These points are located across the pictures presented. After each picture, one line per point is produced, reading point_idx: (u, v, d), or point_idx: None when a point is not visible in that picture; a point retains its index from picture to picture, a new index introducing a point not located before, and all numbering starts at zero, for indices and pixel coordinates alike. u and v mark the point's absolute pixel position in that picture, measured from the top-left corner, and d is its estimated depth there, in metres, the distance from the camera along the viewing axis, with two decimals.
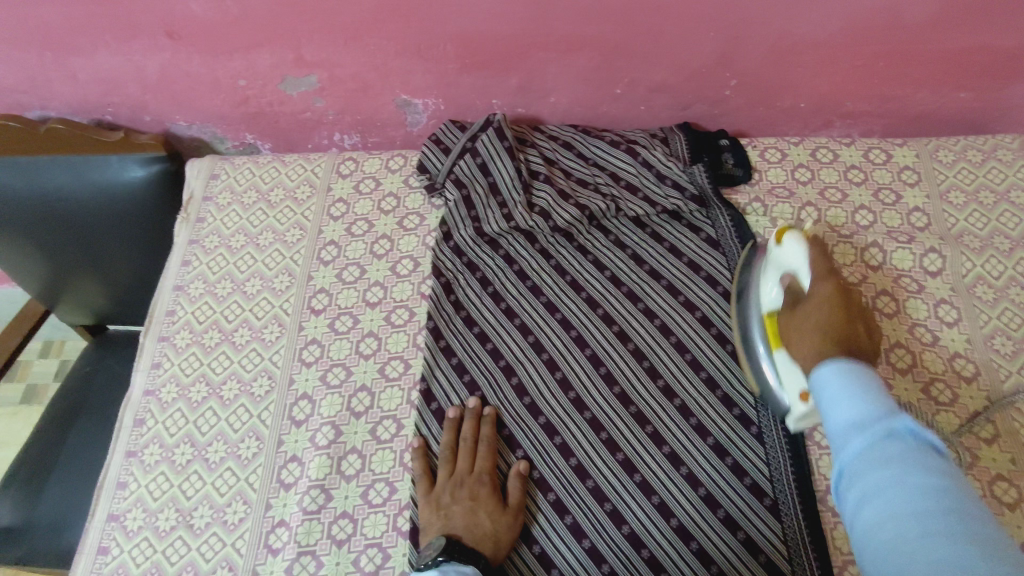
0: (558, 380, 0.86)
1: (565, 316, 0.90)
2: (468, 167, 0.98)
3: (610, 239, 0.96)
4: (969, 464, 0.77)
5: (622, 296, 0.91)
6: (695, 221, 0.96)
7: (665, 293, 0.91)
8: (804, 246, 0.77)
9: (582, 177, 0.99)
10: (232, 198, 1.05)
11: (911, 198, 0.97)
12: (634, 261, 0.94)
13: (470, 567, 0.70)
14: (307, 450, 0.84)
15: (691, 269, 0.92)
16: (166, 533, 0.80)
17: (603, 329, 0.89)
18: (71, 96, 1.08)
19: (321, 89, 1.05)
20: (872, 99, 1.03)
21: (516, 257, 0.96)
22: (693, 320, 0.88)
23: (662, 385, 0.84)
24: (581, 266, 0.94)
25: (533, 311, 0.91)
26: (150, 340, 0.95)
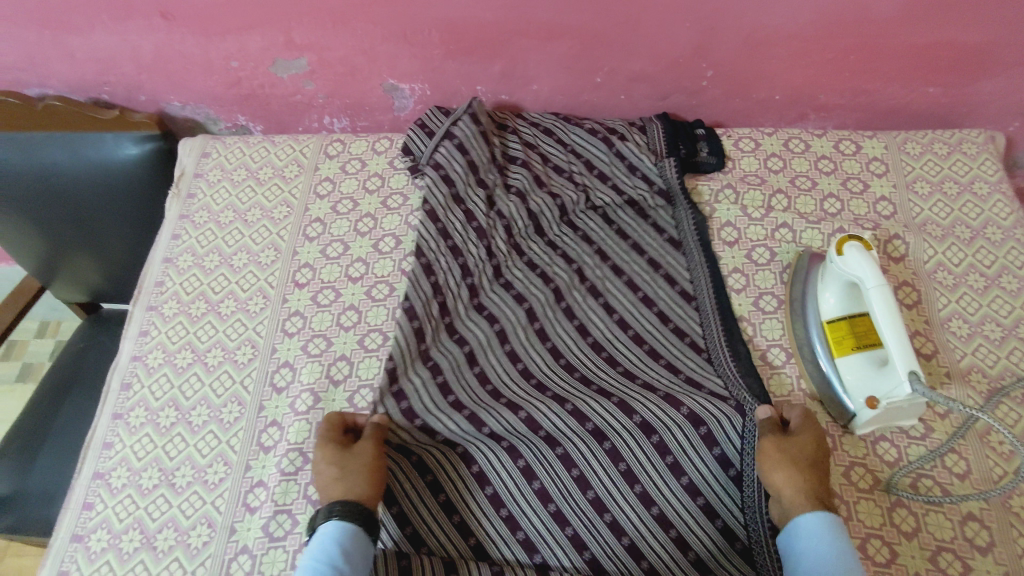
0: (520, 371, 0.88)
1: (530, 305, 0.93)
2: (445, 154, 1.00)
3: (578, 233, 0.99)
4: (921, 434, 0.82)
5: (586, 289, 0.94)
6: (660, 217, 1.00)
7: (626, 288, 0.94)
8: (866, 257, 0.80)
9: (558, 167, 1.03)
10: (222, 175, 1.09)
11: (879, 187, 1.00)
12: (600, 255, 0.97)
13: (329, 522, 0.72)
14: (286, 416, 0.87)
15: (653, 266, 0.95)
16: (148, 491, 0.83)
17: (566, 322, 0.92)
18: (68, 74, 1.12)
19: (311, 72, 1.09)
20: (844, 92, 1.07)
21: (490, 244, 0.97)
22: (652, 313, 0.91)
23: (621, 371, 0.88)
24: (550, 259, 0.97)
25: (501, 302, 0.94)
26: (138, 309, 0.98)
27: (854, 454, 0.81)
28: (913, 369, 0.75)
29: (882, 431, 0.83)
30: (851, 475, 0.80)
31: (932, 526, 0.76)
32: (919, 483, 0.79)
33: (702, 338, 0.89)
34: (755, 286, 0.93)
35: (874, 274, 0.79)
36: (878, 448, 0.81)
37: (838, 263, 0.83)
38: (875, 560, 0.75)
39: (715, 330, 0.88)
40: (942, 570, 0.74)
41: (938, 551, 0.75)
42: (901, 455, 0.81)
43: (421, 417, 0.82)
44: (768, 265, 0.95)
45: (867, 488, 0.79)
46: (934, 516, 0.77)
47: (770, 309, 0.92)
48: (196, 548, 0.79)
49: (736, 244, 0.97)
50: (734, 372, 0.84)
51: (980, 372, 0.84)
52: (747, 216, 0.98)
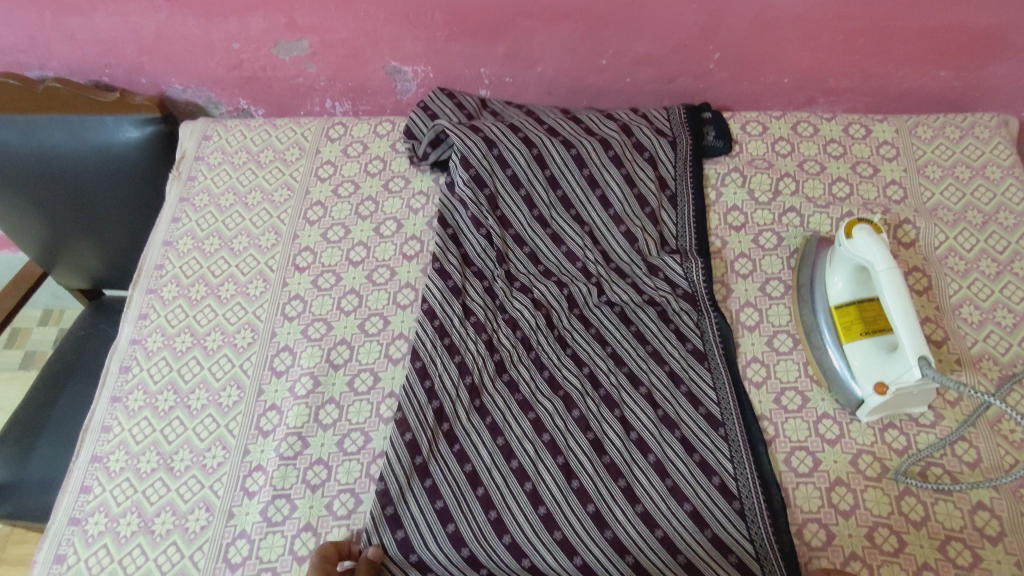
0: (528, 493, 0.77)
1: (539, 417, 0.82)
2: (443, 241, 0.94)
3: (591, 332, 0.88)
4: (931, 422, 0.80)
5: (600, 399, 0.83)
6: (683, 322, 0.88)
7: (645, 404, 0.82)
8: (876, 240, 0.78)
9: (573, 249, 0.94)
10: (223, 157, 1.07)
11: (889, 171, 0.98)
12: (614, 360, 0.86)
13: None
14: (285, 400, 0.86)
15: (674, 381, 0.84)
16: (147, 475, 0.83)
17: (578, 436, 0.80)
18: (69, 57, 1.11)
19: (313, 54, 1.07)
20: (854, 76, 1.04)
21: (498, 346, 0.87)
22: (675, 439, 0.80)
23: (641, 510, 0.75)
24: (560, 360, 0.86)
25: (506, 409, 0.82)
26: (138, 292, 0.97)
27: (861, 442, 0.80)
28: (923, 354, 0.73)
29: (891, 418, 0.81)
30: (858, 462, 0.79)
31: (941, 515, 0.75)
32: (928, 471, 0.78)
33: (733, 478, 0.77)
34: (762, 272, 0.92)
35: (885, 257, 0.77)
36: (887, 436, 0.80)
37: (847, 246, 0.81)
38: (883, 550, 0.74)
39: (750, 481, 0.76)
40: (952, 560, 0.72)
41: (947, 540, 0.74)
42: (909, 443, 0.79)
43: (415, 550, 0.74)
44: (775, 250, 0.93)
45: (875, 476, 0.78)
46: (944, 505, 0.75)
47: (777, 295, 0.90)
48: (193, 532, 0.78)
49: (742, 229, 0.95)
50: (767, 519, 0.74)
51: (992, 359, 0.83)
52: (754, 200, 0.97)
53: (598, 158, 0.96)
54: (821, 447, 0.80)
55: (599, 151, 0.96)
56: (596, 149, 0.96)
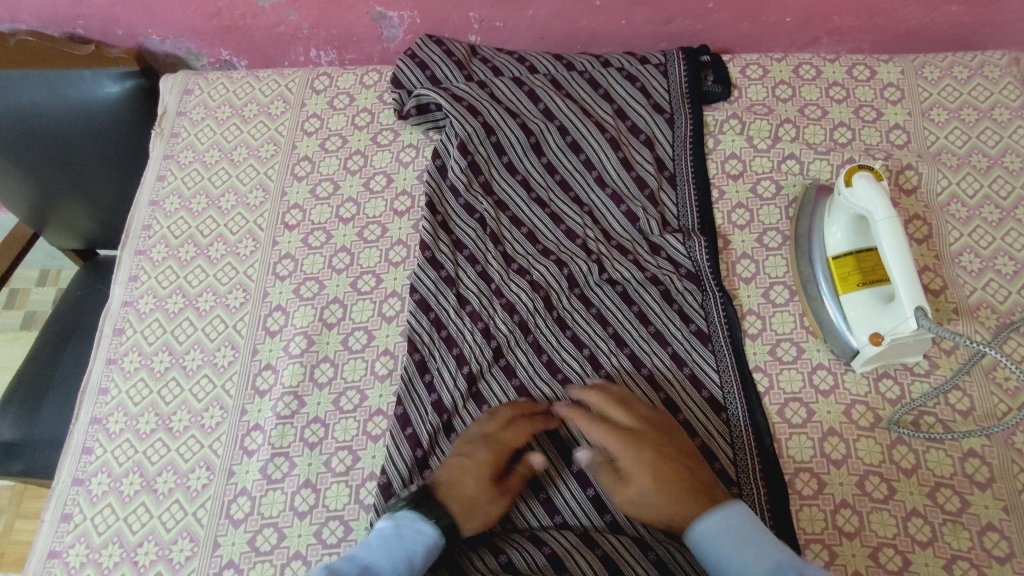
0: (527, 479, 0.78)
1: (536, 402, 0.81)
2: (431, 225, 0.91)
3: (592, 313, 0.86)
4: (925, 372, 0.80)
5: (601, 381, 0.82)
6: (687, 301, 0.85)
7: (648, 386, 0.81)
8: (876, 188, 0.76)
9: (571, 228, 0.91)
10: (206, 112, 1.04)
11: (892, 115, 0.95)
12: (617, 341, 0.84)
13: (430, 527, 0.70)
14: (280, 359, 0.86)
15: (677, 362, 0.82)
16: (146, 435, 0.84)
17: (578, 418, 0.80)
18: (40, 8, 1.06)
19: (293, 0, 1.03)
20: (860, 13, 1.00)
21: (494, 331, 0.85)
22: (678, 422, 0.79)
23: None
24: (559, 343, 0.84)
25: (503, 395, 0.82)
26: (127, 253, 0.96)
27: (855, 393, 0.80)
28: (920, 305, 0.72)
29: (885, 368, 0.81)
30: (852, 413, 0.79)
31: (932, 464, 0.76)
32: (921, 420, 0.78)
33: (734, 462, 0.77)
34: (760, 222, 0.90)
35: (885, 205, 0.75)
36: (881, 386, 0.80)
37: (846, 195, 0.79)
38: (873, 497, 0.75)
39: (750, 467, 0.77)
40: (941, 506, 0.73)
41: (937, 487, 0.74)
42: (903, 392, 0.79)
43: None
44: (773, 199, 0.91)
45: (867, 426, 0.78)
46: (935, 453, 0.76)
47: (774, 246, 0.89)
48: (196, 490, 0.80)
49: (740, 177, 0.93)
50: (762, 496, 0.75)
51: (991, 308, 0.82)
52: (752, 147, 0.94)
53: (593, 141, 0.94)
54: (814, 397, 0.80)
55: (595, 134, 0.94)
56: (592, 133, 0.94)
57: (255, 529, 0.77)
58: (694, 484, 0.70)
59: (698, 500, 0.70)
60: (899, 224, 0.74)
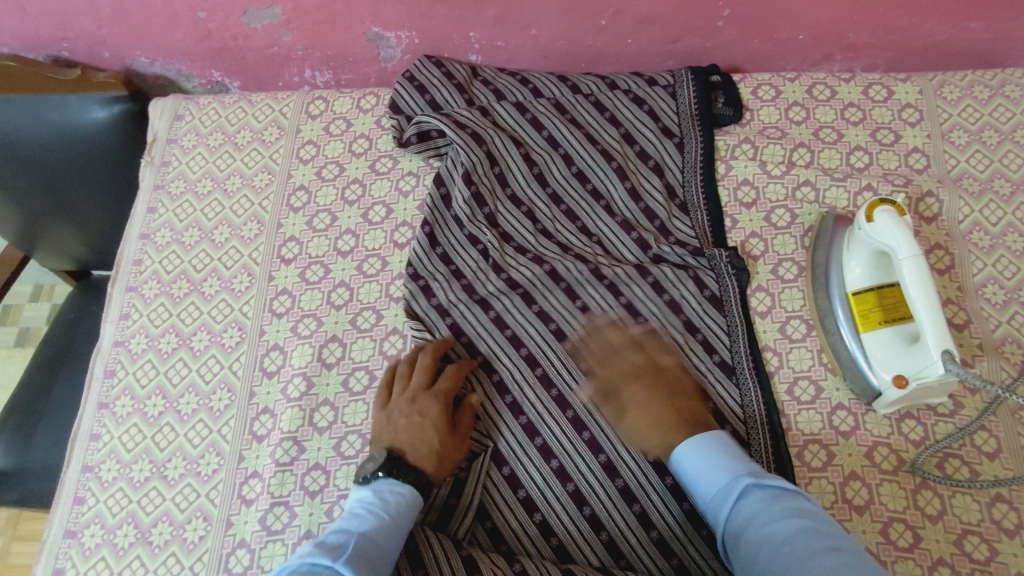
0: (538, 525, 0.75)
1: (546, 443, 0.78)
2: (427, 257, 0.88)
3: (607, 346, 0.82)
4: (950, 411, 0.77)
5: (614, 420, 0.79)
6: (711, 327, 0.82)
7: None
8: (899, 223, 0.73)
9: (582, 256, 0.87)
10: (197, 140, 1.01)
11: (910, 138, 0.92)
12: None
13: (405, 485, 0.70)
14: (279, 402, 0.83)
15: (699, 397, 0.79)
16: (141, 484, 0.80)
17: (590, 460, 0.77)
18: (23, 31, 1.02)
19: (286, 22, 0.99)
20: (876, 30, 0.96)
21: (497, 366, 0.82)
22: None
23: (656, 536, 0.73)
24: (570, 378, 0.81)
25: (511, 436, 0.79)
26: (118, 290, 0.92)
27: (877, 434, 0.77)
28: (948, 348, 0.69)
29: (908, 408, 0.78)
30: (873, 455, 0.76)
31: (958, 509, 0.73)
32: (946, 463, 0.75)
33: None
34: (774, 253, 0.87)
35: (909, 242, 0.71)
36: (903, 427, 0.77)
37: (867, 230, 0.75)
38: (897, 545, 0.72)
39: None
40: (968, 555, 0.70)
41: (964, 534, 0.71)
42: (927, 433, 0.76)
43: None
44: (788, 228, 0.88)
45: (890, 469, 0.75)
46: (961, 498, 0.73)
47: (790, 277, 0.85)
48: (193, 542, 0.77)
49: (754, 205, 0.90)
50: None
51: (1017, 342, 0.79)
52: (765, 173, 0.91)
53: (599, 169, 0.91)
54: (834, 439, 0.77)
55: (600, 162, 0.91)
56: (597, 162, 0.91)
57: None
58: (689, 418, 0.74)
59: (680, 434, 0.72)
60: (925, 262, 0.71)
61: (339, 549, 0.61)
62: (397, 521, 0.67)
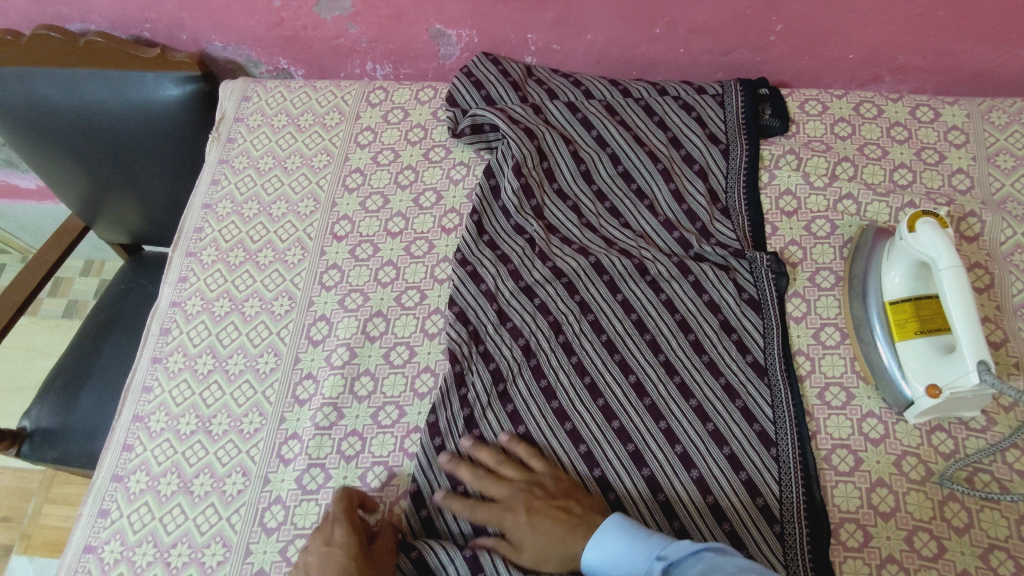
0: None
1: (577, 428, 0.80)
2: (475, 243, 0.91)
3: (643, 339, 0.84)
4: (982, 427, 0.77)
5: (644, 410, 0.80)
6: (746, 328, 0.84)
7: (693, 417, 0.79)
8: (942, 235, 0.74)
9: (625, 250, 0.90)
10: (262, 119, 1.06)
11: (956, 159, 0.93)
12: (667, 369, 0.82)
13: None
14: (322, 369, 0.86)
15: (729, 394, 0.80)
16: (186, 436, 0.84)
17: (619, 447, 0.79)
18: (110, 10, 1.09)
19: (355, 14, 1.04)
20: (926, 53, 0.98)
21: (534, 350, 0.85)
22: (722, 456, 0.77)
23: (678, 526, 0.75)
24: (604, 366, 0.83)
25: (542, 418, 0.80)
26: (178, 254, 0.97)
27: (906, 444, 0.77)
28: (984, 359, 0.70)
29: (939, 420, 0.78)
30: (902, 464, 0.76)
31: (986, 524, 0.72)
32: (976, 477, 0.75)
33: (778, 499, 0.75)
34: (812, 261, 0.88)
35: (951, 253, 0.73)
36: (934, 438, 0.77)
37: (908, 241, 0.77)
38: (921, 554, 0.71)
39: (795, 505, 0.74)
40: (993, 569, 0.70)
41: (990, 549, 0.71)
42: (958, 447, 0.77)
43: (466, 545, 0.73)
44: (828, 238, 0.89)
45: (918, 479, 0.75)
46: (989, 512, 0.73)
47: (827, 286, 0.87)
48: (231, 495, 0.80)
49: (795, 214, 0.91)
50: (805, 536, 0.73)
51: None
52: (808, 184, 0.92)
53: (645, 171, 0.94)
54: (863, 445, 0.78)
55: (646, 163, 0.94)
56: (644, 163, 0.94)
57: (287, 540, 0.76)
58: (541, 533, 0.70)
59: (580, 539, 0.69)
60: (966, 274, 0.72)
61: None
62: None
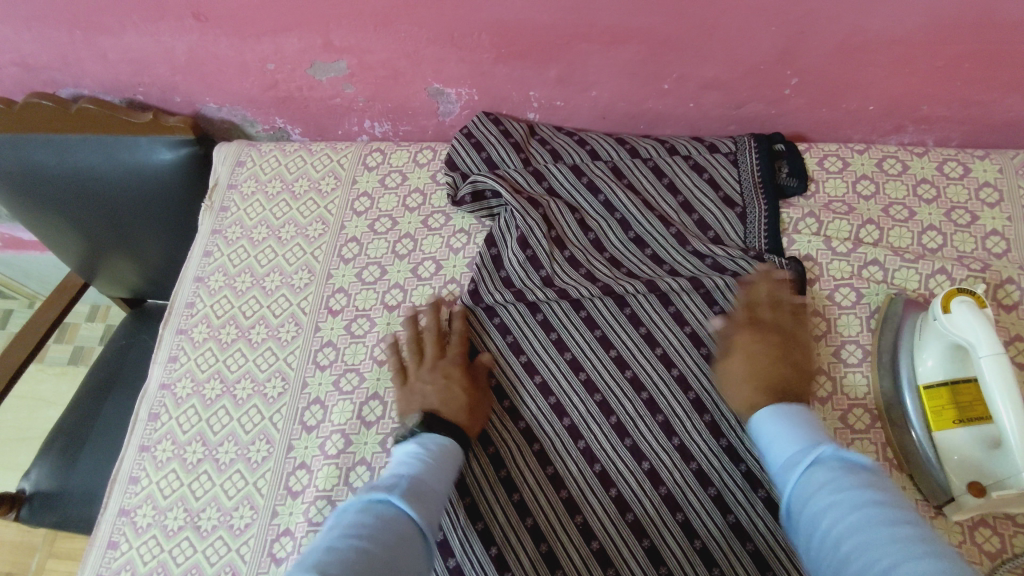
0: None
1: (587, 522, 0.75)
2: (473, 315, 0.87)
3: (658, 422, 0.79)
4: None
5: (661, 501, 0.75)
6: None
7: (714, 509, 0.74)
8: (980, 318, 0.68)
9: (635, 318, 0.85)
10: (256, 186, 1.03)
11: (989, 219, 0.87)
12: (682, 456, 0.77)
13: (449, 437, 0.73)
14: (316, 458, 0.81)
15: (754, 485, 0.75)
16: (173, 533, 0.80)
17: (632, 543, 0.73)
18: (103, 75, 1.07)
19: (350, 75, 1.00)
20: (952, 104, 0.92)
21: (538, 434, 0.80)
22: (746, 554, 0.72)
23: None
24: (615, 453, 0.78)
25: (550, 511, 0.76)
26: (168, 332, 0.94)
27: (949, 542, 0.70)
28: None
29: (984, 516, 0.71)
30: None
31: None
32: None
33: None
34: (838, 334, 0.82)
35: (989, 339, 0.67)
36: (978, 536, 0.70)
37: (943, 323, 0.71)
38: None
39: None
40: None
41: None
42: (1005, 546, 0.70)
43: None
44: (853, 308, 0.83)
45: None
46: None
47: (854, 361, 0.81)
48: None
49: (817, 283, 0.85)
50: None
51: None
52: (830, 249, 0.86)
53: (657, 236, 0.89)
54: None
55: (657, 227, 0.89)
56: (655, 228, 0.89)
57: None
58: (785, 389, 0.74)
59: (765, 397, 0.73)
60: (1010, 361, 0.66)
61: (392, 486, 0.62)
62: (436, 464, 0.67)
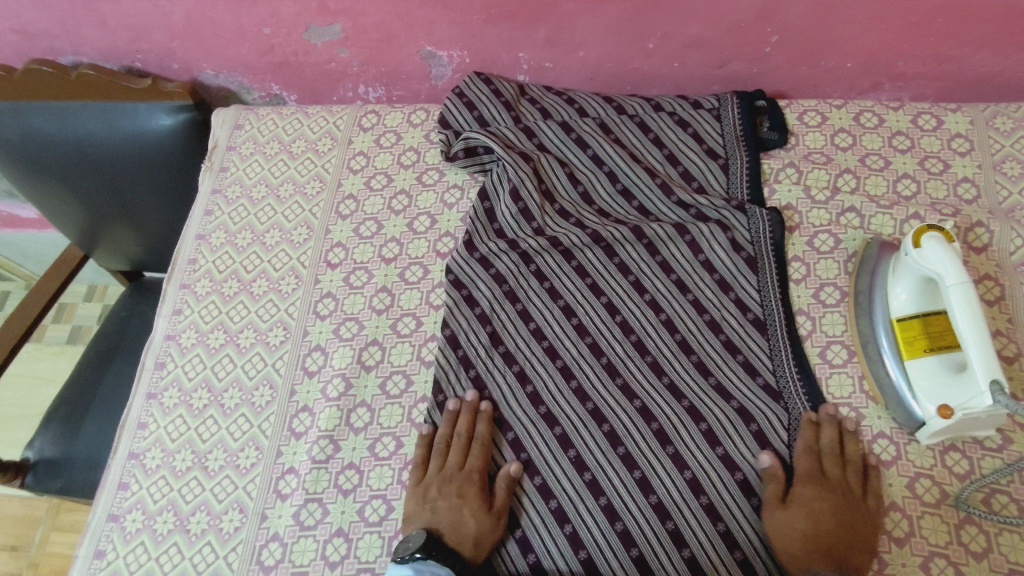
0: (568, 536, 0.75)
1: (580, 455, 0.78)
2: (468, 264, 0.90)
3: (646, 361, 0.83)
4: (999, 446, 0.75)
5: (651, 435, 0.78)
6: (751, 348, 0.82)
7: (702, 441, 0.77)
8: (948, 251, 0.72)
9: (624, 267, 0.89)
10: (255, 148, 1.06)
11: (960, 168, 0.90)
12: (671, 393, 0.81)
13: (445, 566, 0.69)
14: (318, 402, 0.84)
15: (744, 418, 0.78)
16: (182, 473, 0.83)
17: (623, 473, 0.77)
18: (101, 42, 1.09)
19: (345, 39, 1.03)
20: (926, 60, 0.96)
21: (532, 376, 0.83)
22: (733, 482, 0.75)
23: (688, 555, 0.73)
24: (606, 392, 0.81)
25: (544, 446, 0.79)
26: (172, 286, 0.96)
27: (919, 464, 0.75)
28: (997, 379, 0.67)
29: (953, 441, 0.75)
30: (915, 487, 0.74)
31: (1005, 548, 0.70)
32: (993, 500, 0.72)
33: None
34: (817, 277, 0.86)
35: (957, 270, 0.70)
36: (948, 459, 0.74)
37: (914, 258, 0.74)
38: None
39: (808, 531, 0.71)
40: None
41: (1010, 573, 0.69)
42: (973, 467, 0.74)
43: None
44: (832, 253, 0.87)
45: (932, 502, 0.73)
46: (1009, 536, 0.70)
47: (832, 302, 0.84)
48: (228, 533, 0.78)
49: (797, 229, 0.89)
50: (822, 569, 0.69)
51: None
52: (809, 198, 0.90)
53: (645, 188, 0.92)
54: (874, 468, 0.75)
55: (644, 180, 0.92)
56: (643, 180, 0.92)
57: None
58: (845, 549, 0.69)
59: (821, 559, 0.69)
60: (974, 290, 0.70)
61: None
62: None
